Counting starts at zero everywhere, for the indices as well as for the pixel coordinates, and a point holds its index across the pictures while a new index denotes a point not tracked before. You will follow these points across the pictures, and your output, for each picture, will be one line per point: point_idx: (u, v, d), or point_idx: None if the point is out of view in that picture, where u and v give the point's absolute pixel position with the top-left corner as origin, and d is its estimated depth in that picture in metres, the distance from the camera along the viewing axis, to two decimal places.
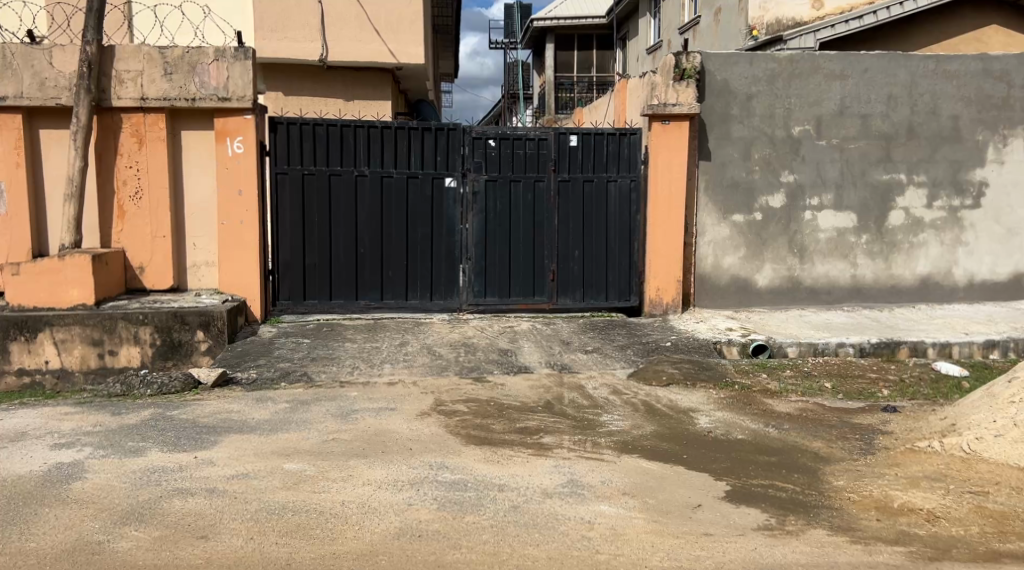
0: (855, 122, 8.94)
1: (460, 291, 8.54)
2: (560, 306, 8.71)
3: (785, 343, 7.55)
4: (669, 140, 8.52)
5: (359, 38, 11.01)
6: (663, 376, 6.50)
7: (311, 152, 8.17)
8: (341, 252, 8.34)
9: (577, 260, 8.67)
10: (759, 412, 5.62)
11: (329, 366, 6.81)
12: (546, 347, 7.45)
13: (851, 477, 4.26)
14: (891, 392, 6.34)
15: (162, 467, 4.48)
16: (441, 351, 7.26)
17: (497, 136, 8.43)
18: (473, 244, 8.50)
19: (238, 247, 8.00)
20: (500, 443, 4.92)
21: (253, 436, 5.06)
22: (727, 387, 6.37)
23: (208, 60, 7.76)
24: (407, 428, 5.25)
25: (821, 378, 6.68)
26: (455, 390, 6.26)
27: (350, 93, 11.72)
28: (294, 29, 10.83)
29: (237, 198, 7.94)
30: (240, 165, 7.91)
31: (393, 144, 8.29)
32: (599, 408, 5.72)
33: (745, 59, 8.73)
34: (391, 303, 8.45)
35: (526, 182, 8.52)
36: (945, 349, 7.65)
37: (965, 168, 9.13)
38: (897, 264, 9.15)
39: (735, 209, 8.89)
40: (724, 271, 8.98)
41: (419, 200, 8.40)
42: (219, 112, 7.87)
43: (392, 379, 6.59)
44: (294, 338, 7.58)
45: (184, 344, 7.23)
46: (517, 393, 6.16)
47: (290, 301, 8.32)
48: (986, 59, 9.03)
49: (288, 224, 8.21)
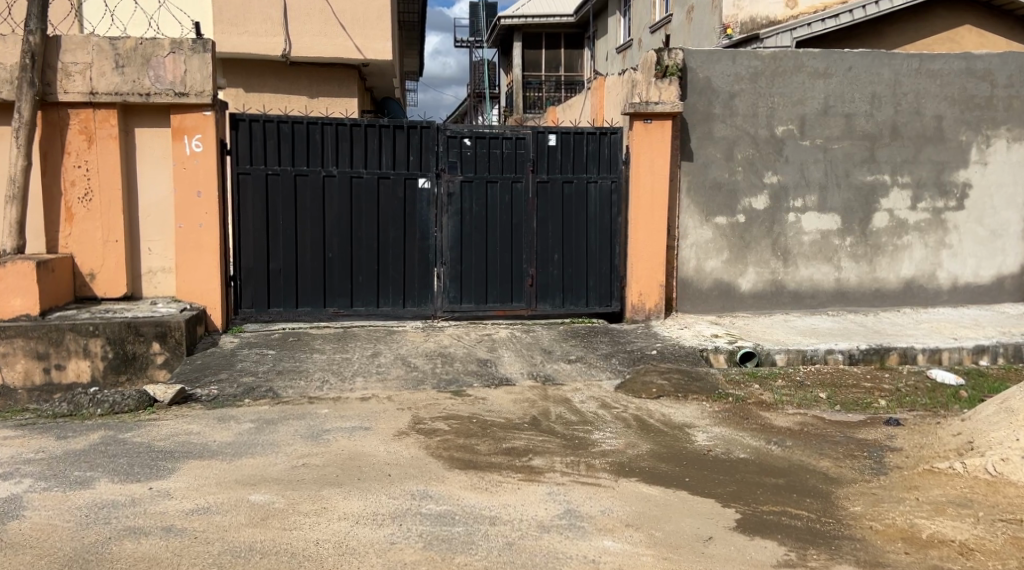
0: (839, 122, 8.72)
1: (434, 297, 8.14)
2: (539, 313, 8.35)
3: (772, 351, 7.28)
4: (651, 140, 8.21)
5: (324, 32, 10.53)
6: (652, 389, 6.17)
7: (276, 151, 7.71)
8: (308, 257, 7.89)
9: (556, 264, 8.32)
10: (757, 427, 5.31)
11: (297, 381, 6.37)
12: (527, 357, 7.08)
13: (869, 503, 3.96)
14: (888, 402, 6.07)
15: (111, 501, 4.02)
16: (417, 363, 6.85)
17: (472, 135, 8.05)
18: (448, 248, 8.10)
19: (197, 252, 7.51)
20: (486, 468, 4.54)
21: (215, 463, 4.61)
22: (720, 398, 6.06)
23: (163, 53, 7.26)
24: (384, 450, 4.84)
25: (814, 388, 6.41)
26: (434, 405, 5.86)
27: (315, 90, 11.24)
28: (256, 23, 10.33)
29: (196, 200, 7.45)
30: (199, 165, 7.42)
31: (363, 143, 7.86)
32: (590, 425, 5.36)
33: (727, 56, 8.46)
34: (362, 311, 8.02)
35: (503, 183, 8.14)
36: (935, 355, 7.44)
37: (949, 169, 8.95)
38: (881, 267, 8.95)
39: (718, 211, 8.61)
40: (706, 275, 8.69)
41: (390, 202, 7.98)
42: (176, 109, 7.38)
43: (365, 394, 6.17)
44: (257, 349, 7.12)
45: (139, 357, 6.74)
46: (500, 408, 5.78)
47: (253, 310, 7.84)
48: (970, 58, 8.85)
49: (252, 228, 7.75)
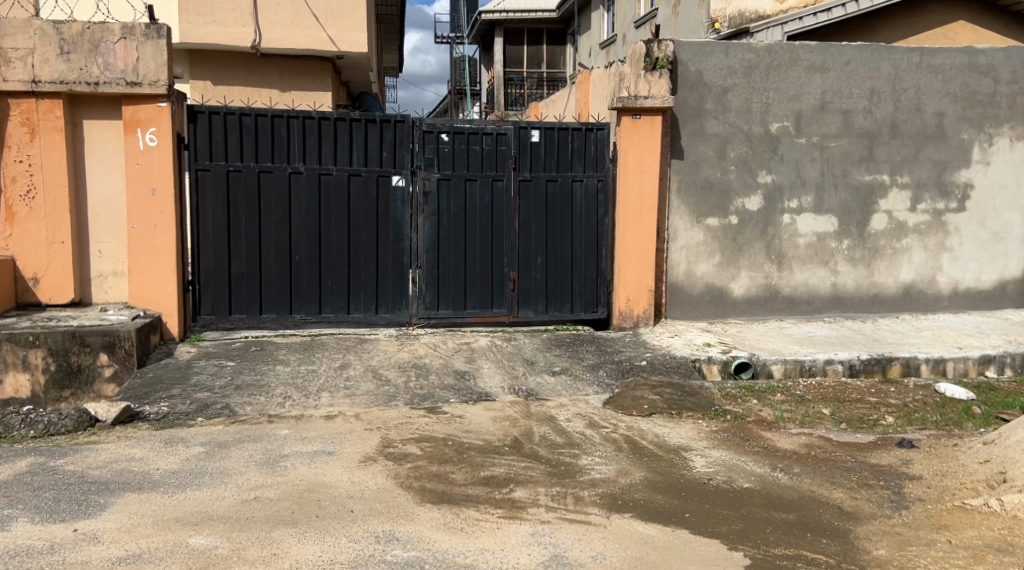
0: (836, 118, 8.29)
1: (409, 303, 7.62)
2: (521, 319, 7.85)
3: (768, 362, 6.84)
4: (639, 136, 7.73)
5: (296, 23, 9.98)
6: (644, 405, 5.69)
7: (238, 146, 7.17)
8: (273, 260, 7.35)
9: (539, 267, 7.83)
10: (760, 450, 4.84)
11: (256, 398, 5.84)
12: (509, 369, 6.61)
13: (895, 545, 3.57)
14: (897, 420, 5.64)
15: (27, 549, 3.49)
16: (389, 376, 6.35)
17: (450, 130, 7.53)
18: (424, 251, 7.58)
19: (152, 254, 6.96)
20: (462, 502, 4.04)
21: (154, 497, 4.08)
22: (718, 417, 5.58)
23: (113, 38, 6.70)
24: (347, 480, 4.33)
25: (816, 404, 5.96)
26: (406, 425, 5.35)
27: (285, 83, 10.69)
28: (224, 12, 9.75)
29: (150, 198, 6.90)
30: (153, 160, 6.87)
31: (333, 138, 7.33)
32: (577, 448, 4.87)
33: (719, 49, 8.01)
34: (330, 317, 7.49)
35: (483, 181, 7.64)
36: (940, 366, 7.03)
37: (950, 169, 8.55)
38: (879, 271, 8.53)
39: (709, 212, 8.16)
40: (697, 279, 8.24)
41: (362, 201, 7.45)
42: (128, 100, 6.81)
43: (330, 412, 5.64)
44: (216, 361, 6.57)
45: (85, 370, 6.18)
46: (478, 428, 5.27)
47: (213, 316, 7.30)
48: (972, 52, 8.44)
49: (212, 229, 7.20)
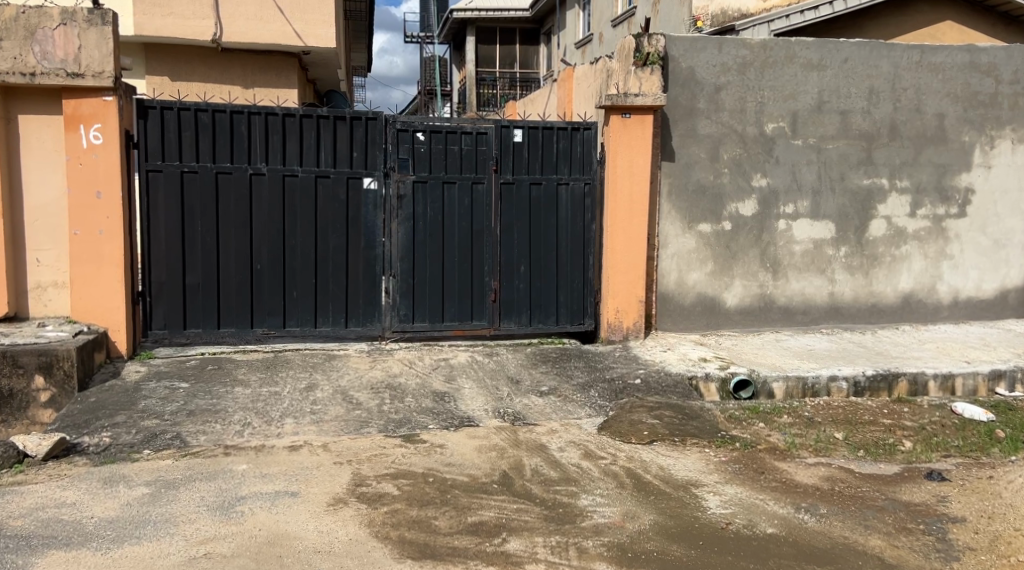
0: (834, 119, 7.86)
1: (381, 315, 7.03)
2: (502, 332, 7.30)
3: (769, 378, 6.38)
4: (628, 137, 7.20)
5: (260, 15, 9.33)
6: (643, 431, 5.16)
7: (193, 145, 6.54)
8: (232, 269, 6.72)
9: (523, 277, 7.28)
10: (778, 486, 4.34)
11: (211, 426, 5.22)
12: (492, 390, 6.05)
13: None
14: (917, 445, 5.19)
15: None
16: (360, 399, 5.76)
17: (426, 129, 6.95)
18: (398, 259, 7.00)
19: (97, 263, 6.30)
20: (449, 558, 3.52)
21: (84, 557, 3.49)
22: (726, 445, 5.03)
23: (51, 24, 6.04)
24: (314, 530, 3.77)
25: (826, 427, 5.48)
26: (381, 458, 4.77)
27: (249, 79, 10.06)
28: (182, 3, 9.09)
29: (95, 201, 6.26)
30: (98, 160, 6.23)
31: (298, 136, 6.71)
32: (575, 485, 4.34)
33: (712, 44, 7.53)
34: (296, 331, 6.88)
35: (462, 184, 7.08)
36: (948, 383, 6.62)
37: (951, 173, 8.16)
38: (877, 280, 8.12)
39: (702, 218, 7.69)
40: (689, 289, 7.76)
41: (330, 205, 6.85)
42: (69, 93, 6.16)
43: (295, 442, 5.03)
44: (167, 383, 5.92)
45: (18, 394, 5.52)
46: (462, 461, 4.71)
47: (165, 331, 6.66)
48: (973, 50, 8.05)
49: (164, 235, 6.58)
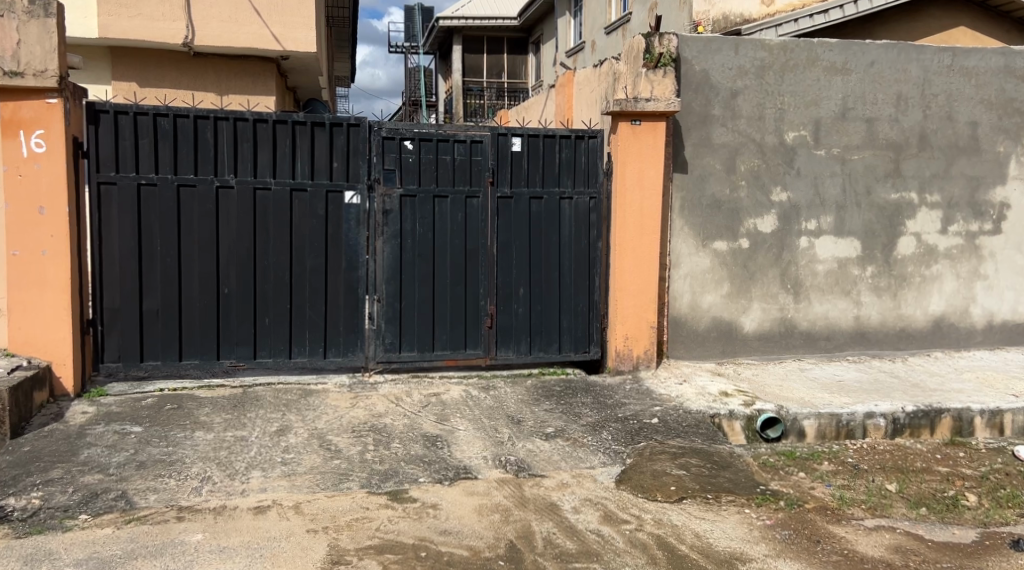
0: (860, 127, 7.20)
1: (364, 344, 6.27)
2: (499, 362, 6.56)
3: (801, 416, 5.67)
4: (638, 146, 6.51)
5: (234, 18, 8.59)
6: (670, 486, 4.43)
7: (151, 154, 5.78)
8: (197, 293, 5.96)
9: (522, 300, 6.55)
10: (841, 561, 3.73)
11: (164, 481, 4.44)
12: (490, 433, 5.30)
13: None
14: (984, 498, 4.51)
15: None
16: (340, 445, 5.00)
17: (415, 137, 6.23)
18: (383, 281, 6.25)
19: (40, 288, 5.52)
20: None
21: None
22: (768, 503, 4.30)
23: None
24: None
25: (876, 477, 4.77)
26: (364, 522, 4.03)
27: (223, 86, 9.30)
28: (150, 3, 8.33)
29: (38, 218, 5.48)
30: (40, 171, 5.45)
31: (271, 144, 5.96)
32: (597, 562, 3.67)
33: (728, 45, 6.86)
34: (268, 363, 6.11)
35: (455, 198, 6.36)
36: (996, 419, 5.91)
37: (986, 186, 7.52)
38: (907, 302, 7.46)
39: (717, 235, 7.00)
40: (703, 313, 7.06)
41: (307, 221, 6.10)
42: (8, 95, 5.40)
43: (262, 502, 4.26)
44: (117, 427, 5.13)
45: None
46: (460, 527, 3.99)
47: (119, 364, 5.88)
48: (1009, 53, 7.44)
49: (118, 255, 5.80)
